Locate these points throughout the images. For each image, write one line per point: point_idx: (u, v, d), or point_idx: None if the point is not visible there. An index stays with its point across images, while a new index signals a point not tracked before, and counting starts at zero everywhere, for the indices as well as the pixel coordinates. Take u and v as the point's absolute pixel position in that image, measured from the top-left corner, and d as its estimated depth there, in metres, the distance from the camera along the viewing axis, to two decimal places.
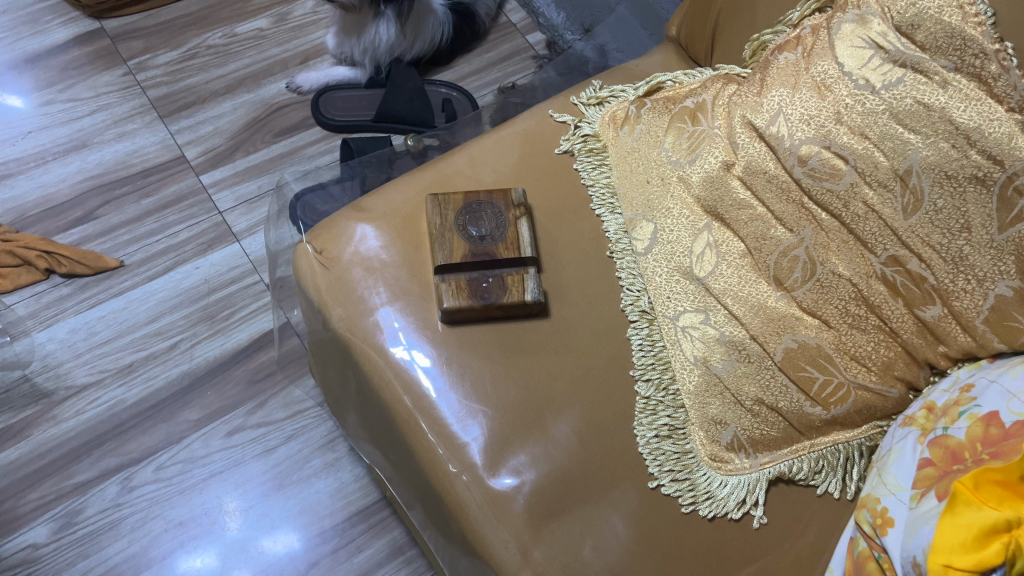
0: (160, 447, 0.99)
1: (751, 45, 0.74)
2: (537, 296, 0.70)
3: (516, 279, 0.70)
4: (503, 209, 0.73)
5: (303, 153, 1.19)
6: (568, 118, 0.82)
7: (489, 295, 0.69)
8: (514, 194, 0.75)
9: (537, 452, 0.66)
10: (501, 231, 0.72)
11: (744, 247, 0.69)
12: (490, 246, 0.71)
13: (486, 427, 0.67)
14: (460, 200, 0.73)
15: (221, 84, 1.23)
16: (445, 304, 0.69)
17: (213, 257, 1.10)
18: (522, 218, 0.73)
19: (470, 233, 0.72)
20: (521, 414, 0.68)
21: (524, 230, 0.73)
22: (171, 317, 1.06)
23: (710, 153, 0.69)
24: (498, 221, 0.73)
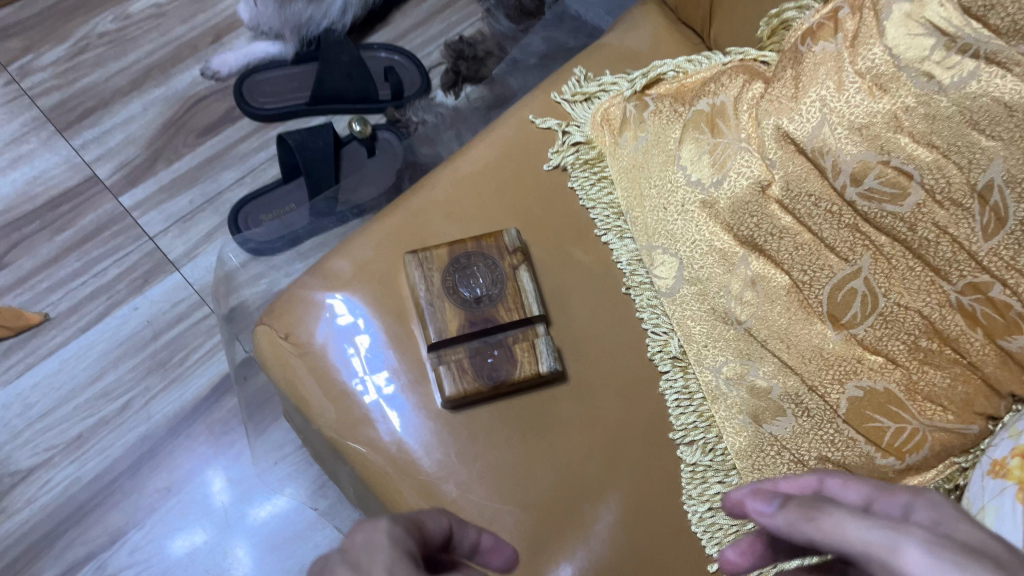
0: (130, 525, 0.89)
1: (774, 20, 0.61)
2: (554, 364, 0.59)
3: (525, 346, 0.59)
4: (497, 257, 0.61)
5: (234, 153, 1.04)
6: (554, 123, 0.69)
7: (497, 371, 0.58)
8: (507, 236, 0.62)
9: (578, 551, 0.57)
10: (499, 288, 0.60)
11: (790, 280, 0.58)
12: (488, 309, 0.60)
13: (516, 530, 0.57)
14: (445, 255, 0.61)
15: (124, 80, 1.05)
16: (448, 392, 0.58)
17: (153, 293, 0.97)
18: (521, 266, 0.61)
19: (463, 295, 0.60)
20: (553, 508, 0.58)
21: (526, 280, 0.61)
22: (116, 373, 0.94)
23: (742, 170, 0.57)
24: (493, 275, 0.61)
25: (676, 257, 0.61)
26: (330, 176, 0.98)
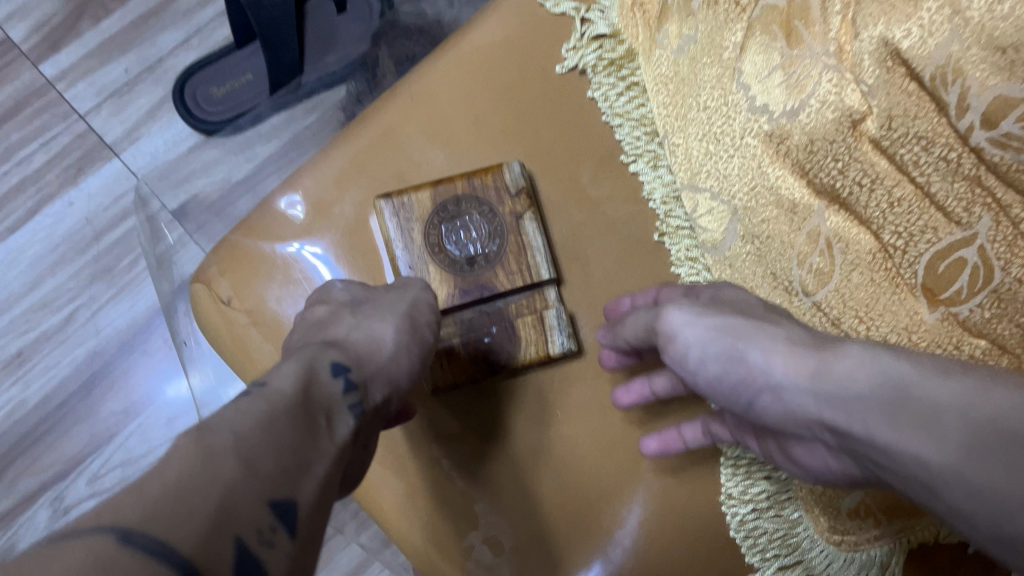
0: (86, 452, 0.79)
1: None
2: (567, 343, 0.49)
3: (531, 321, 0.49)
4: (496, 203, 0.50)
5: (175, 8, 0.85)
6: (569, 7, 0.54)
7: (496, 355, 0.49)
8: (507, 174, 0.50)
9: (598, 563, 0.49)
10: (498, 248, 0.50)
11: (879, 243, 0.43)
12: (485, 272, 0.49)
13: (521, 538, 0.49)
14: (429, 204, 0.49)
15: None
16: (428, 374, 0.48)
17: (89, 186, 0.83)
18: (526, 213, 0.50)
19: (454, 254, 0.49)
20: (566, 512, 0.50)
21: (532, 230, 0.50)
22: (55, 281, 0.81)
23: (824, 95, 0.41)
24: (493, 228, 0.50)
25: (728, 205, 0.49)
26: (297, 65, 0.79)
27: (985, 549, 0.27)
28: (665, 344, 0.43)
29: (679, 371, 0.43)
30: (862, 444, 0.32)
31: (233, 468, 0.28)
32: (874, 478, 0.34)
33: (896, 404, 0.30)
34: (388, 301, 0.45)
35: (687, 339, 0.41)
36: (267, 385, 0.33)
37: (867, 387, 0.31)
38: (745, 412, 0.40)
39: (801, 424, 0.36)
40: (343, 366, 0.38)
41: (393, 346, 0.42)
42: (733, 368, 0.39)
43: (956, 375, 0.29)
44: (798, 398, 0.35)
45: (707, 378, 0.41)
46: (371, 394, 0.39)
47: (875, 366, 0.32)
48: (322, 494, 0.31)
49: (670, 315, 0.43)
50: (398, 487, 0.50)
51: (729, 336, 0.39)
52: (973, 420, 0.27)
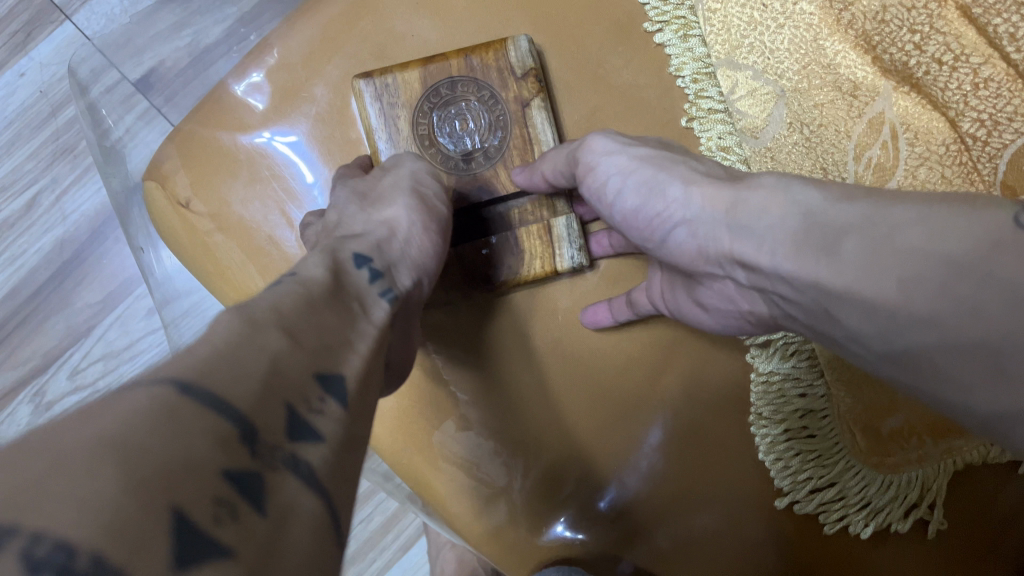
0: (64, 346, 0.74)
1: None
2: (577, 257, 0.45)
3: (533, 232, 0.45)
4: (497, 87, 0.43)
5: None
6: None
7: (493, 269, 0.44)
8: (514, 52, 0.42)
9: (614, 480, 0.45)
10: (499, 139, 0.43)
11: (958, 134, 0.37)
12: (484, 171, 0.43)
13: (530, 452, 0.45)
14: (420, 83, 0.43)
15: None
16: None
17: (41, 53, 0.74)
18: (535, 101, 0.42)
19: (447, 149, 0.43)
20: (581, 423, 0.45)
21: (541, 124, 0.43)
22: (13, 162, 0.74)
23: None
24: (494, 118, 0.43)
25: (774, 86, 0.41)
26: None
27: (878, 366, 0.28)
28: (583, 178, 0.39)
29: (598, 209, 0.40)
30: (773, 277, 0.31)
31: (278, 339, 0.24)
32: (782, 314, 0.33)
33: (811, 236, 0.29)
34: (388, 178, 0.39)
35: (607, 169, 0.38)
36: (299, 271, 0.29)
37: (781, 218, 0.30)
38: (655, 250, 0.38)
39: (709, 261, 0.35)
40: (361, 253, 0.33)
41: (412, 226, 0.37)
42: (651, 203, 0.36)
43: (860, 199, 0.28)
44: (710, 231, 0.34)
45: (622, 214, 0.38)
46: (399, 280, 0.34)
47: (789, 198, 0.31)
48: (369, 370, 0.27)
49: (592, 141, 0.39)
50: (390, 405, 0.45)
51: (647, 169, 0.36)
52: (886, 245, 0.27)
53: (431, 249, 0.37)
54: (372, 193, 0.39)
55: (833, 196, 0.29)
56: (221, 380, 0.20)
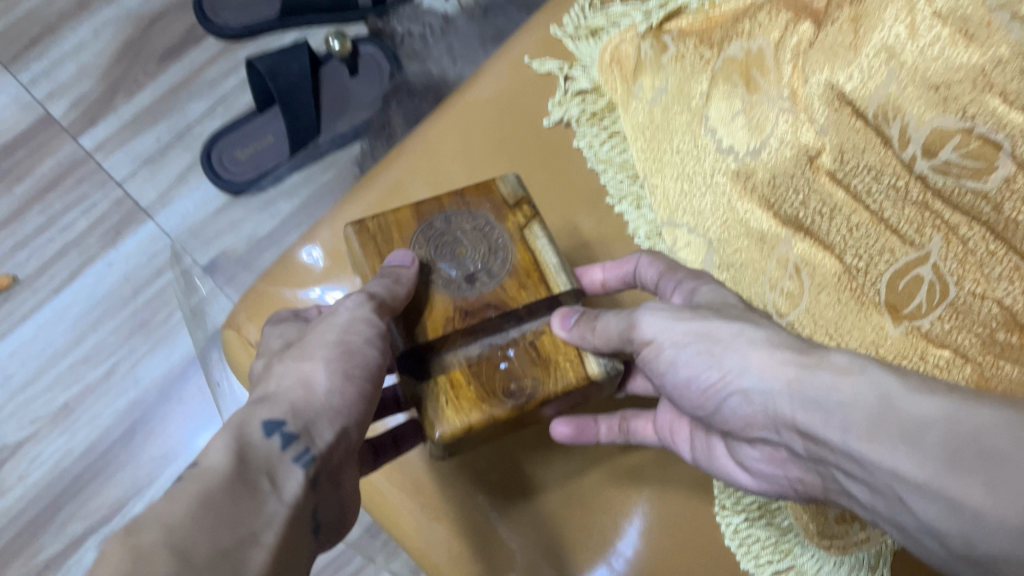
0: (128, 496, 0.83)
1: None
2: (608, 366, 0.44)
3: (552, 345, 0.45)
4: (490, 217, 0.48)
5: (202, 80, 0.93)
6: (553, 66, 0.59)
7: (517, 391, 0.43)
8: (504, 185, 0.49)
9: (603, 566, 0.53)
10: (498, 259, 0.47)
11: (841, 267, 0.48)
12: (487, 288, 0.46)
13: (531, 544, 0.53)
14: (414, 220, 0.48)
15: (68, 4, 0.93)
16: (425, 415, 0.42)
17: (127, 247, 0.89)
18: (531, 223, 0.48)
19: (450, 273, 0.46)
20: (572, 517, 0.54)
21: (540, 240, 0.48)
22: (97, 337, 0.87)
23: (781, 133, 0.47)
24: (491, 241, 0.47)
25: (704, 239, 0.53)
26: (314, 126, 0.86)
27: (949, 564, 0.29)
28: (637, 348, 0.43)
29: (653, 372, 0.44)
30: (839, 453, 0.33)
31: (169, 559, 0.26)
32: (834, 485, 0.36)
33: (884, 421, 0.31)
34: (319, 332, 0.41)
35: (662, 341, 0.42)
36: (196, 465, 0.31)
37: (854, 397, 0.33)
38: (710, 412, 0.42)
39: (775, 426, 0.38)
40: (280, 420, 0.35)
41: (332, 377, 0.39)
42: (708, 369, 0.40)
43: (939, 393, 0.31)
44: (773, 398, 0.37)
45: (685, 378, 0.42)
46: (317, 438, 0.36)
47: (861, 378, 0.33)
48: (275, 559, 0.29)
49: (642, 317, 0.42)
50: None
51: (707, 340, 0.40)
52: (964, 437, 0.29)
53: (358, 402, 0.39)
54: (299, 346, 0.41)
55: (909, 386, 0.32)
56: (142, 568, 0.25)
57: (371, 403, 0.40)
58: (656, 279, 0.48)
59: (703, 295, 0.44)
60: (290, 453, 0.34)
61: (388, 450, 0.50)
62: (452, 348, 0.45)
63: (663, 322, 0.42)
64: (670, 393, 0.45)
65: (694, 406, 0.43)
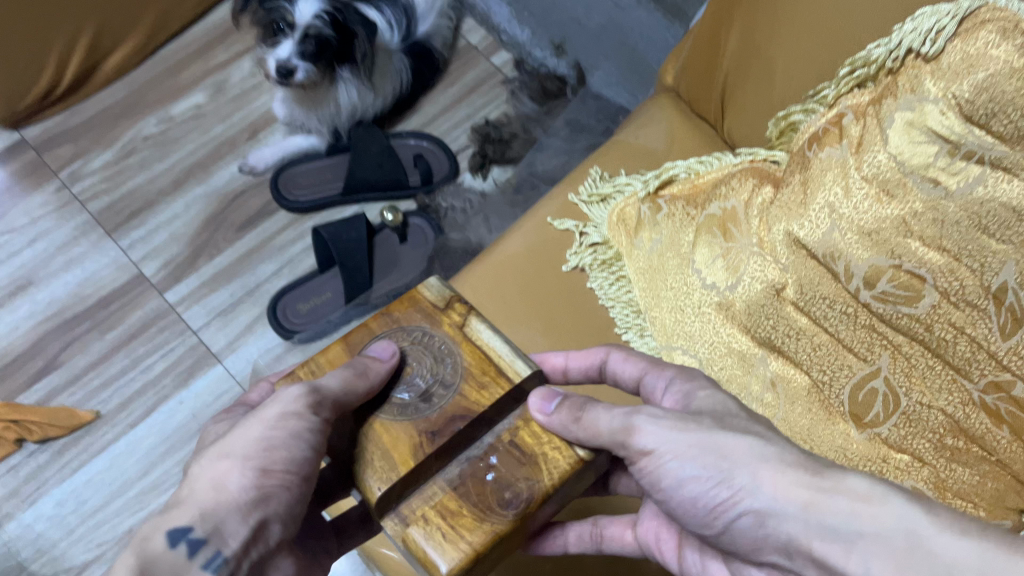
0: None
1: (860, 71, 0.56)
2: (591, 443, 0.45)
3: (534, 438, 0.45)
4: (426, 325, 0.48)
5: (272, 245, 1.08)
6: (571, 224, 0.71)
7: (510, 498, 0.43)
8: (430, 289, 0.50)
9: None
10: (447, 367, 0.47)
11: (809, 381, 0.59)
12: (445, 399, 0.45)
13: None
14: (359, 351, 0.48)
15: (166, 182, 1.10)
16: (428, 559, 0.41)
17: (197, 387, 1.00)
18: (469, 318, 0.48)
19: (405, 397, 0.46)
20: None
21: (483, 329, 0.48)
22: (163, 467, 0.96)
23: (755, 273, 0.59)
24: (434, 350, 0.47)
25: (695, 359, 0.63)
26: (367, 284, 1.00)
27: None
28: (633, 457, 0.41)
29: (647, 484, 0.42)
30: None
31: None
32: None
33: (915, 562, 0.32)
34: (247, 423, 0.43)
35: (664, 453, 0.40)
36: None
37: (881, 530, 0.34)
38: (711, 532, 0.40)
39: (786, 556, 0.37)
40: (189, 525, 0.40)
41: (244, 476, 0.41)
42: (719, 489, 0.38)
43: (972, 536, 0.32)
44: (787, 526, 0.36)
45: (688, 495, 0.40)
46: (224, 541, 0.40)
47: (889, 510, 0.34)
48: None
49: (642, 427, 0.41)
50: None
51: (715, 452, 0.39)
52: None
53: (280, 493, 0.42)
54: (220, 444, 0.43)
55: (945, 527, 0.33)
56: None
57: (302, 487, 0.43)
58: (624, 370, 0.51)
59: (699, 400, 0.43)
60: (199, 562, 0.40)
61: (354, 532, 0.52)
62: (433, 476, 0.44)
63: (666, 426, 0.41)
64: (669, 511, 0.43)
65: (696, 528, 0.41)
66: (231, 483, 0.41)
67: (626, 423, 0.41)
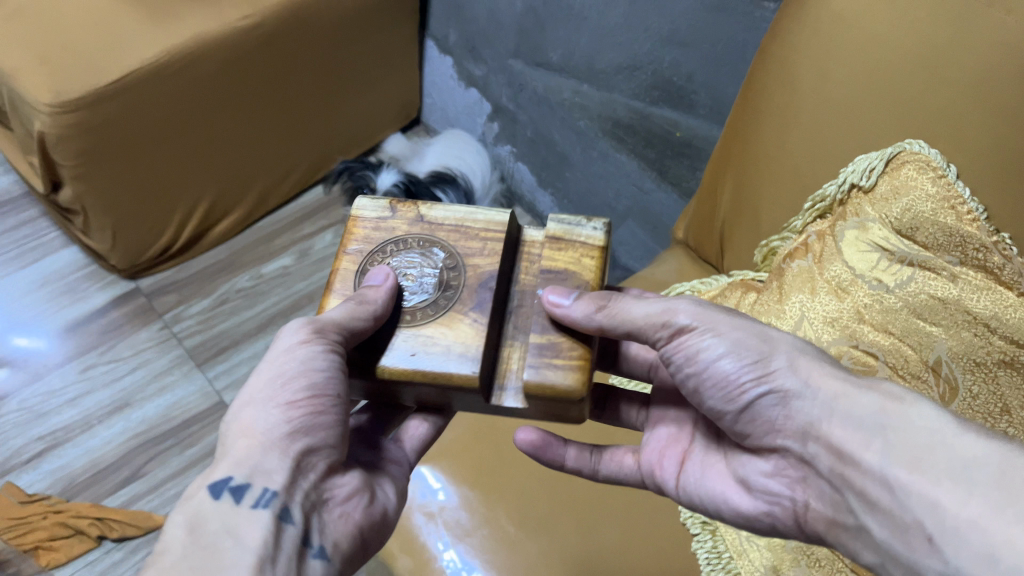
0: None
1: (820, 204, 0.74)
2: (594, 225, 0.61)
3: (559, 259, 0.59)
4: (389, 238, 0.63)
5: None
6: None
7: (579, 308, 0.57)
8: (369, 211, 0.64)
9: None
10: (438, 252, 0.61)
11: None
12: (464, 269, 0.60)
13: None
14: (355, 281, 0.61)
15: (252, 325, 1.29)
16: (557, 387, 0.54)
17: None
18: (423, 213, 0.63)
19: (426, 287, 0.60)
20: None
21: (441, 213, 0.63)
22: None
23: None
24: (417, 245, 0.62)
25: None
26: None
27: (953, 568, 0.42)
28: (673, 339, 0.55)
29: (677, 360, 0.55)
30: (873, 473, 0.47)
31: None
32: (835, 484, 0.50)
33: (935, 458, 0.45)
34: (262, 378, 0.54)
35: (711, 338, 0.54)
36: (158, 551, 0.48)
37: (905, 425, 0.47)
38: (732, 407, 0.54)
39: (799, 432, 0.52)
40: (230, 476, 0.50)
41: (270, 418, 0.52)
42: (753, 368, 0.52)
43: (985, 439, 0.45)
44: (812, 409, 0.51)
45: (721, 370, 0.53)
46: (266, 480, 0.50)
47: (916, 413, 0.47)
48: None
49: (691, 315, 0.55)
50: None
51: (759, 340, 0.53)
52: (1009, 481, 0.42)
53: (308, 421, 0.52)
54: (245, 401, 0.54)
55: (959, 432, 0.45)
56: None
57: (323, 422, 0.53)
58: None
59: None
60: (249, 502, 0.49)
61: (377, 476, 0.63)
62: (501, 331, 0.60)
63: (700, 313, 0.55)
64: (693, 387, 0.56)
65: (717, 401, 0.55)
66: (264, 430, 0.51)
67: (672, 309, 0.55)
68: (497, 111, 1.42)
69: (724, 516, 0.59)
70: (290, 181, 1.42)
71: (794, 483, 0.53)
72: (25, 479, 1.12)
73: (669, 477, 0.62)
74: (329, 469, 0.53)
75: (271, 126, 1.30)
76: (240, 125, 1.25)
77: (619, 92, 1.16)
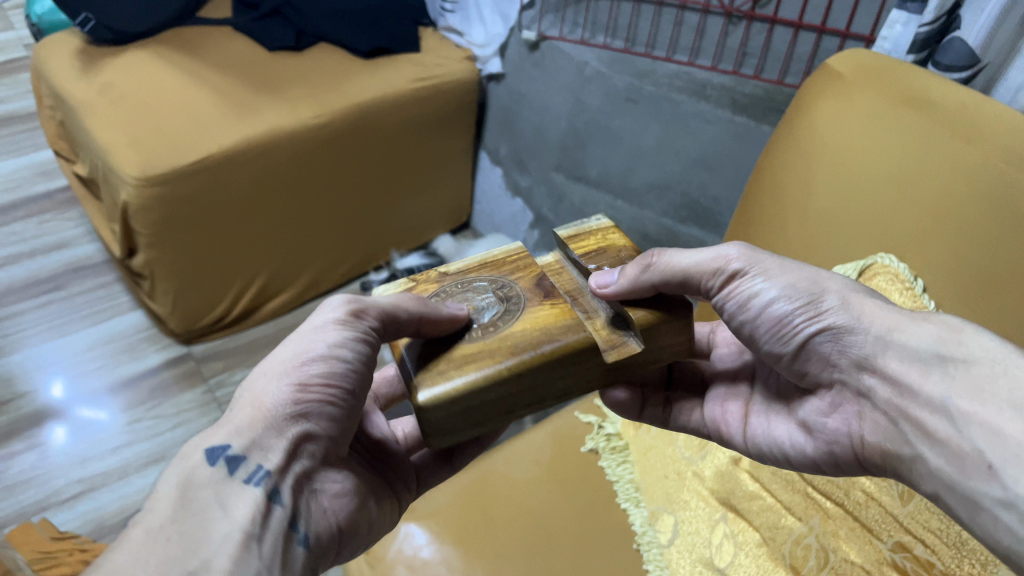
0: None
1: None
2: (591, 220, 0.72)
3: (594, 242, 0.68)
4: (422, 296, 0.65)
5: None
6: (593, 418, 0.92)
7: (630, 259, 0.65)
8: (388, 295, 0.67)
9: None
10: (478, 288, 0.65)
11: (760, 536, 0.73)
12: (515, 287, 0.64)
13: None
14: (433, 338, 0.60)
15: None
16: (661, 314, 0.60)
17: None
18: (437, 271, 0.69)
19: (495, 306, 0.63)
20: None
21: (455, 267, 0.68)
22: None
23: (719, 448, 0.79)
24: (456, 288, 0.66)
25: (674, 516, 0.80)
26: None
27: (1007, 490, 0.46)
28: (724, 283, 0.61)
29: (732, 306, 0.61)
30: (933, 404, 0.50)
31: None
32: (891, 415, 0.54)
33: (995, 385, 0.48)
34: (285, 349, 0.56)
35: (764, 281, 0.59)
36: (148, 505, 0.50)
37: (969, 359, 0.50)
38: (785, 345, 0.60)
39: (853, 365, 0.56)
40: (228, 444, 0.53)
41: (280, 395, 0.54)
42: (800, 305, 0.57)
43: None
44: (862, 344, 0.55)
45: (774, 313, 0.58)
46: (265, 455, 0.52)
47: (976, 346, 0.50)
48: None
49: (736, 261, 0.60)
50: None
51: (809, 283, 0.58)
52: None
53: (317, 404, 0.54)
54: (259, 371, 0.56)
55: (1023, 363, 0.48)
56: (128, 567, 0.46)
57: (330, 411, 0.55)
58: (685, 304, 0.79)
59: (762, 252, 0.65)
60: (242, 477, 0.52)
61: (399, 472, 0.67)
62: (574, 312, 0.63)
63: (749, 257, 0.60)
64: (750, 332, 0.62)
65: (776, 344, 0.60)
66: (271, 404, 0.54)
67: (723, 256, 0.61)
68: (538, 220, 1.52)
69: (790, 463, 0.65)
70: (341, 269, 1.54)
71: (852, 418, 0.58)
72: (61, 517, 1.18)
73: (736, 431, 0.69)
74: (322, 462, 0.56)
75: (330, 215, 1.43)
76: (307, 208, 1.38)
77: (650, 209, 1.25)
